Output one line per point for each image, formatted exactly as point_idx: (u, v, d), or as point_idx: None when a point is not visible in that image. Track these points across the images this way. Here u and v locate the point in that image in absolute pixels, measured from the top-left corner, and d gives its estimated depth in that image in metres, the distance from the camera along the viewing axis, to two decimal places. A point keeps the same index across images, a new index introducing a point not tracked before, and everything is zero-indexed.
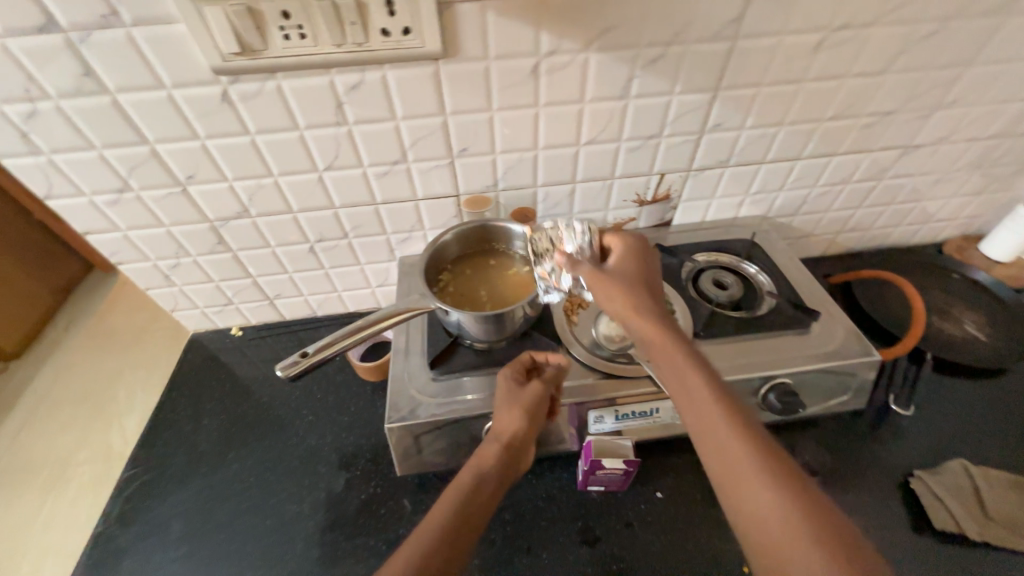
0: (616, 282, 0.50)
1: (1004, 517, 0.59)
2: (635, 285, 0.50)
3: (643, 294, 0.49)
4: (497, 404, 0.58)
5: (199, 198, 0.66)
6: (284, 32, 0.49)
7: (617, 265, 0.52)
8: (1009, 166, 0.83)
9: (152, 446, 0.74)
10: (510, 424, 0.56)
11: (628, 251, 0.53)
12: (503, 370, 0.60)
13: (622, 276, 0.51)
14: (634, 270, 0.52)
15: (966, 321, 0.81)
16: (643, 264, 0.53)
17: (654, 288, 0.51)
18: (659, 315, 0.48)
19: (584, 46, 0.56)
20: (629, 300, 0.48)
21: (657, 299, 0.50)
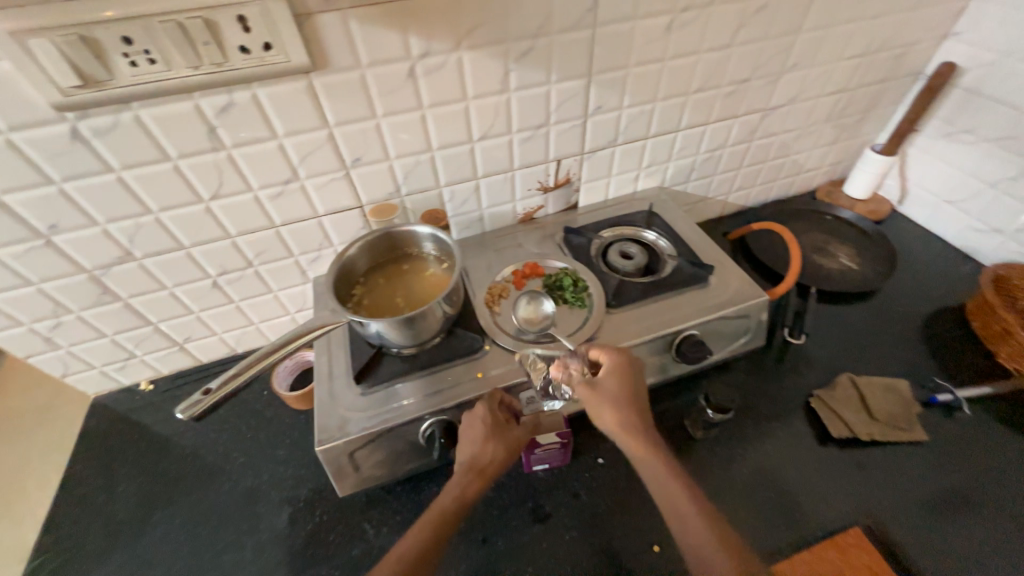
0: (605, 399, 0.56)
1: (884, 416, 0.69)
2: (626, 403, 0.56)
3: (632, 411, 0.55)
4: (474, 438, 0.57)
5: (70, 248, 0.60)
6: (129, 58, 0.47)
7: (608, 380, 0.57)
8: (851, 117, 0.95)
9: (59, 528, 0.67)
10: (488, 463, 0.56)
11: (618, 363, 0.58)
12: (479, 403, 0.59)
13: (612, 391, 0.56)
14: (625, 383, 0.57)
15: (841, 255, 0.93)
16: (633, 376, 0.58)
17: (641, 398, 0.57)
18: (643, 426, 0.55)
19: (454, 46, 0.59)
20: (617, 416, 0.55)
21: (642, 407, 0.56)
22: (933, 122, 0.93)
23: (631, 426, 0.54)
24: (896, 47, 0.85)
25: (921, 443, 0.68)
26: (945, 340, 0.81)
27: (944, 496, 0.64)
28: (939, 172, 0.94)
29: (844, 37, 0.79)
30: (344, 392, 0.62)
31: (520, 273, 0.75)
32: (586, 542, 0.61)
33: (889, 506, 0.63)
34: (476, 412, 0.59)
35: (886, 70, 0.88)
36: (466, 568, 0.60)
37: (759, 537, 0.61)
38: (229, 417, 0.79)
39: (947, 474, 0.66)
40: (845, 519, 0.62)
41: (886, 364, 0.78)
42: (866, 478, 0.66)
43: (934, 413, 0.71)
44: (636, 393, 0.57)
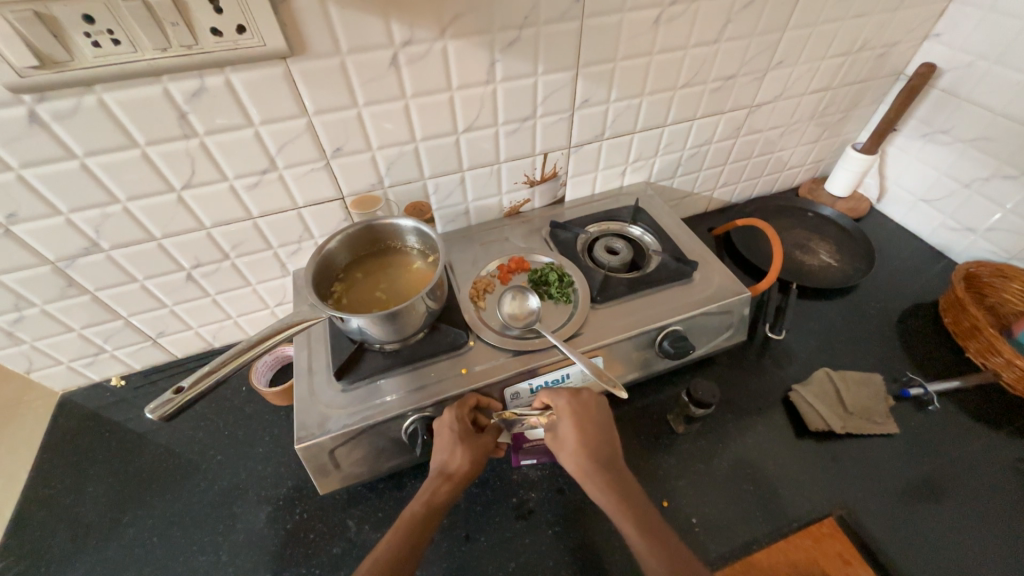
0: (564, 451, 0.58)
1: (860, 410, 0.71)
2: (582, 448, 0.57)
3: (588, 455, 0.57)
4: (443, 445, 0.57)
5: (32, 239, 0.57)
6: (91, 38, 0.44)
7: (563, 426, 0.58)
8: (835, 115, 0.96)
9: (24, 529, 0.64)
10: (456, 468, 0.57)
11: (569, 409, 0.58)
12: (449, 409, 0.59)
13: (568, 439, 0.58)
14: (579, 427, 0.58)
15: (822, 252, 0.94)
16: (589, 418, 0.58)
17: (602, 436, 0.58)
18: (599, 467, 0.56)
19: (439, 34, 0.57)
20: (576, 466, 0.57)
21: (601, 447, 0.57)
22: (912, 122, 0.95)
23: (588, 471, 0.56)
24: (879, 47, 0.86)
25: (893, 436, 0.70)
26: (918, 336, 0.83)
27: (914, 487, 0.66)
28: (916, 171, 0.96)
29: (829, 36, 0.79)
30: (324, 389, 0.61)
31: (505, 268, 0.74)
32: (568, 537, 0.62)
33: (862, 497, 0.65)
34: (444, 418, 0.59)
35: (869, 69, 0.89)
36: (449, 565, 0.59)
37: (738, 528, 0.63)
38: (206, 413, 0.77)
39: (917, 465, 0.68)
40: (821, 509, 0.64)
41: (862, 359, 0.80)
42: (841, 470, 0.67)
43: (905, 407, 0.74)
44: (593, 438, 0.57)
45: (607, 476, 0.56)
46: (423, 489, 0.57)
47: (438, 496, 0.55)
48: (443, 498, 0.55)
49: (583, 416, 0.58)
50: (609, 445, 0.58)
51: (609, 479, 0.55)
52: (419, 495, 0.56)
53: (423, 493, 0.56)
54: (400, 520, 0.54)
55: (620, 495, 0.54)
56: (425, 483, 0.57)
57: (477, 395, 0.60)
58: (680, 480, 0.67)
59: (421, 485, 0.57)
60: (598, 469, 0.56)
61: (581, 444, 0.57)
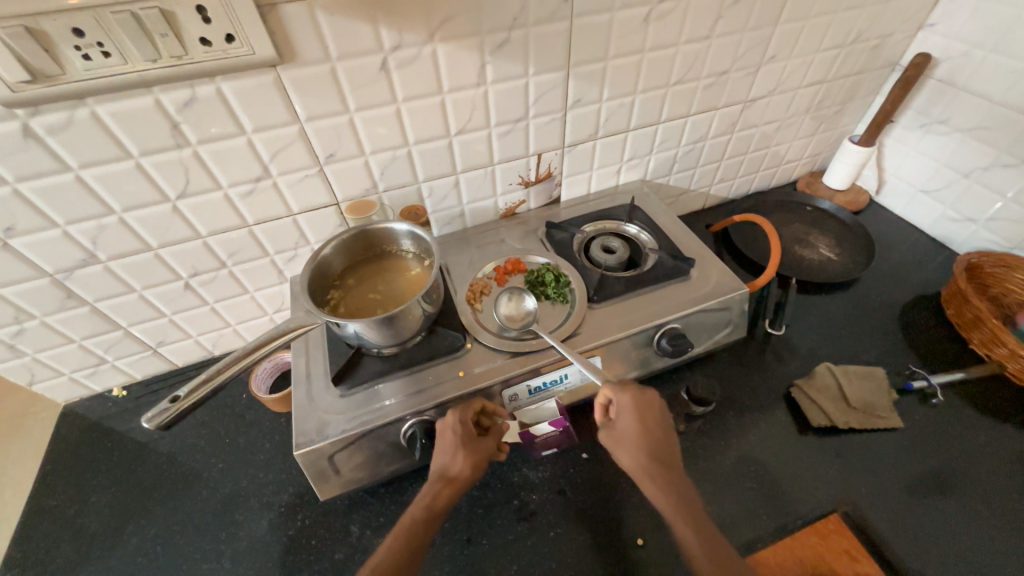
0: (622, 444, 0.56)
1: (862, 404, 0.70)
2: (643, 444, 0.55)
3: (647, 453, 0.55)
4: (446, 449, 0.57)
5: (30, 252, 0.58)
6: (81, 51, 0.44)
7: (627, 421, 0.56)
8: (831, 108, 0.95)
9: (29, 541, 0.64)
10: (457, 472, 0.56)
11: (633, 406, 0.56)
12: (452, 412, 0.59)
13: (630, 434, 0.56)
14: (642, 425, 0.56)
15: (821, 246, 0.94)
16: (651, 415, 0.57)
17: (661, 434, 0.57)
18: (659, 464, 0.55)
19: (428, 37, 0.57)
20: (635, 462, 0.56)
21: (660, 445, 0.56)
22: (908, 113, 0.94)
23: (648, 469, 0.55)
24: (873, 39, 0.85)
25: (896, 430, 0.70)
26: (919, 328, 0.82)
27: (919, 480, 0.65)
28: (915, 162, 0.96)
29: (821, 29, 0.79)
30: (323, 395, 0.61)
31: (502, 269, 0.74)
32: (570, 538, 0.61)
33: (866, 492, 0.64)
34: (447, 420, 0.58)
35: (864, 61, 0.89)
36: (451, 569, 0.59)
37: (741, 527, 0.62)
38: (207, 421, 0.77)
39: (923, 459, 0.67)
40: (825, 506, 0.64)
41: (863, 352, 0.79)
42: (845, 466, 0.67)
43: (908, 400, 0.73)
44: (654, 437, 0.56)
45: (664, 477, 0.54)
46: (424, 494, 0.56)
47: (439, 500, 0.55)
48: (444, 503, 0.55)
49: (647, 411, 0.57)
50: (669, 447, 0.56)
51: (667, 479, 0.54)
52: (420, 500, 0.56)
53: (424, 498, 0.56)
54: (401, 525, 0.54)
55: (678, 502, 0.53)
56: (427, 488, 0.57)
57: (479, 398, 0.60)
58: None
59: (422, 491, 0.57)
60: (657, 468, 0.54)
61: (643, 443, 0.55)
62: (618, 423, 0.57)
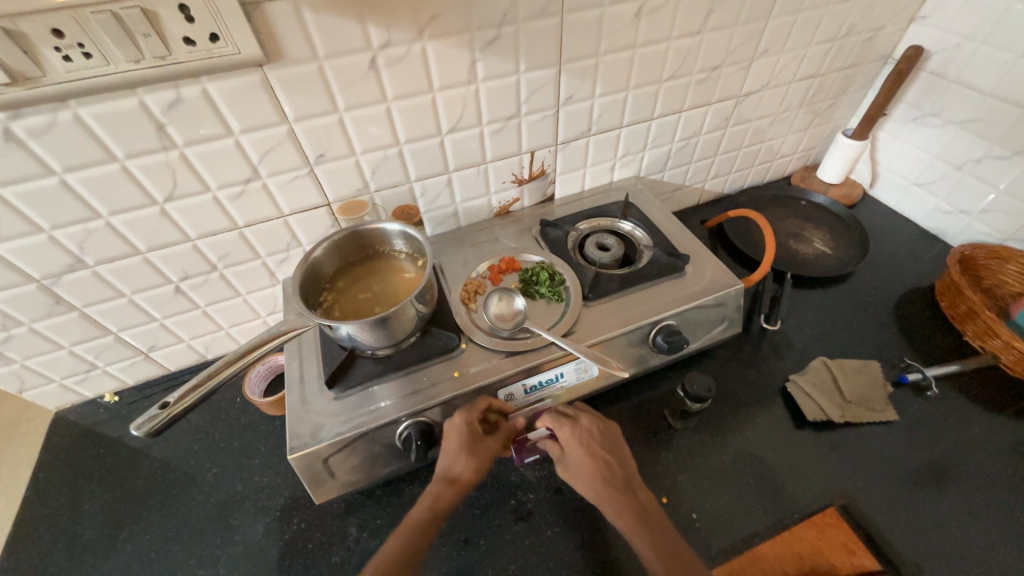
0: (574, 476, 0.58)
1: (857, 398, 0.70)
2: (593, 472, 0.57)
3: (600, 479, 0.57)
4: (451, 448, 0.58)
5: (16, 258, 0.57)
6: (61, 53, 0.44)
7: (574, 454, 0.59)
8: (825, 101, 0.95)
9: (21, 550, 0.64)
10: (461, 473, 0.57)
11: (576, 436, 0.60)
12: (458, 413, 0.59)
13: (578, 465, 0.58)
14: (590, 452, 0.59)
15: (816, 240, 0.94)
16: (598, 443, 0.60)
17: (612, 459, 0.59)
18: (613, 487, 0.56)
19: (417, 35, 0.56)
20: (589, 489, 0.57)
21: (611, 470, 0.58)
22: (902, 106, 0.94)
23: (603, 495, 0.56)
24: (865, 31, 0.85)
25: (893, 423, 0.70)
26: (914, 321, 0.82)
27: (914, 472, 0.65)
28: (909, 155, 0.96)
29: (813, 22, 0.79)
30: (316, 397, 0.61)
31: (496, 268, 0.73)
32: (568, 537, 0.61)
33: (864, 486, 0.65)
34: (454, 421, 0.59)
35: (856, 55, 0.89)
36: (448, 570, 0.59)
37: (739, 522, 0.62)
38: (201, 426, 0.76)
39: (918, 451, 0.67)
40: (822, 499, 0.64)
41: (858, 346, 0.79)
42: (842, 460, 0.67)
43: (904, 392, 0.73)
44: (602, 462, 0.58)
45: (619, 498, 0.56)
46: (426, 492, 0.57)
47: (441, 499, 0.56)
48: (446, 502, 0.56)
49: (592, 438, 0.60)
50: (622, 470, 0.58)
51: (624, 501, 0.55)
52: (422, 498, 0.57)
53: (427, 496, 0.57)
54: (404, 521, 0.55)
55: (637, 522, 0.54)
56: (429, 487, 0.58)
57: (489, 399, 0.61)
58: (680, 475, 0.66)
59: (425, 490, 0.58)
60: (613, 492, 0.56)
61: (592, 470, 0.58)
62: (567, 458, 0.60)
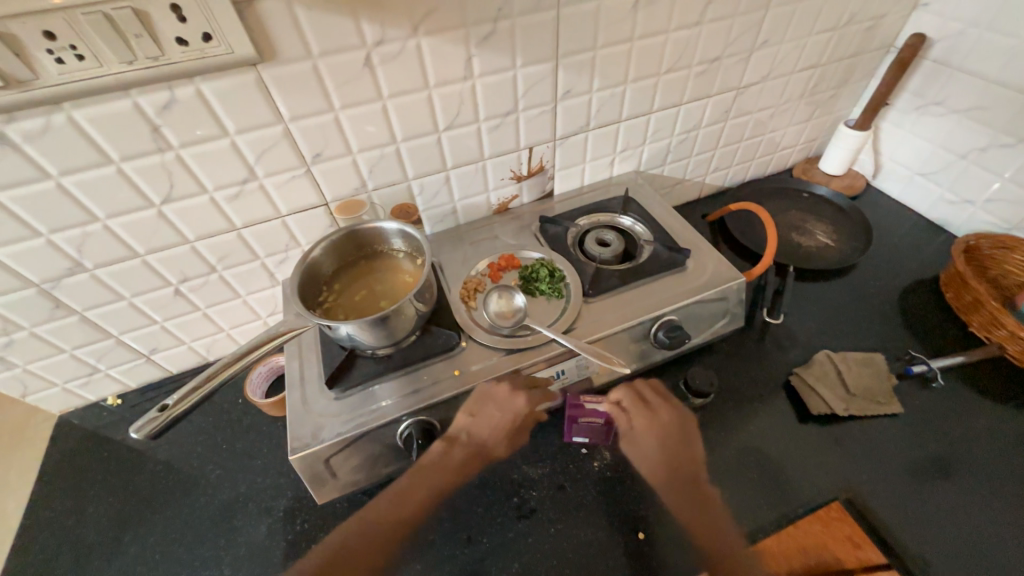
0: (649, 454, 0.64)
1: (862, 390, 0.70)
2: (663, 455, 0.63)
3: (669, 461, 0.63)
4: (499, 424, 0.61)
5: (14, 262, 0.57)
6: (54, 55, 0.43)
7: (647, 437, 0.64)
8: (826, 92, 0.94)
9: (26, 554, 0.64)
10: (493, 451, 0.63)
11: (651, 426, 0.65)
12: (524, 400, 0.62)
13: (649, 446, 0.64)
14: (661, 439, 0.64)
15: (818, 232, 0.93)
16: (672, 434, 0.65)
17: (681, 447, 0.65)
18: (683, 476, 0.62)
19: (411, 31, 0.56)
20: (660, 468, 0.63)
21: (682, 459, 0.64)
22: (904, 95, 0.93)
23: (669, 478, 0.62)
24: (866, 20, 0.84)
25: (898, 416, 0.69)
26: (918, 312, 0.82)
27: (918, 464, 0.65)
28: (910, 145, 0.95)
29: (813, 13, 0.78)
30: (318, 397, 0.61)
31: (496, 266, 0.73)
32: (572, 534, 0.61)
33: (868, 479, 0.64)
34: (517, 403, 0.61)
35: (856, 44, 0.88)
36: (451, 568, 0.59)
37: (742, 517, 0.62)
38: (203, 427, 0.76)
39: (922, 443, 0.67)
40: (827, 494, 0.63)
41: (863, 338, 0.79)
42: (846, 453, 0.66)
43: (909, 384, 0.73)
44: (676, 450, 0.64)
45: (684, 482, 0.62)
46: (451, 448, 0.60)
47: (468, 464, 0.62)
48: (470, 462, 0.62)
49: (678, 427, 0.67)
50: (688, 459, 0.64)
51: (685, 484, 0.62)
52: (445, 457, 0.60)
53: (454, 454, 0.61)
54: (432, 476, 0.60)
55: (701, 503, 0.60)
56: (454, 448, 0.61)
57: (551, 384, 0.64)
58: None
59: (446, 445, 0.60)
60: (677, 476, 0.62)
61: (664, 456, 0.63)
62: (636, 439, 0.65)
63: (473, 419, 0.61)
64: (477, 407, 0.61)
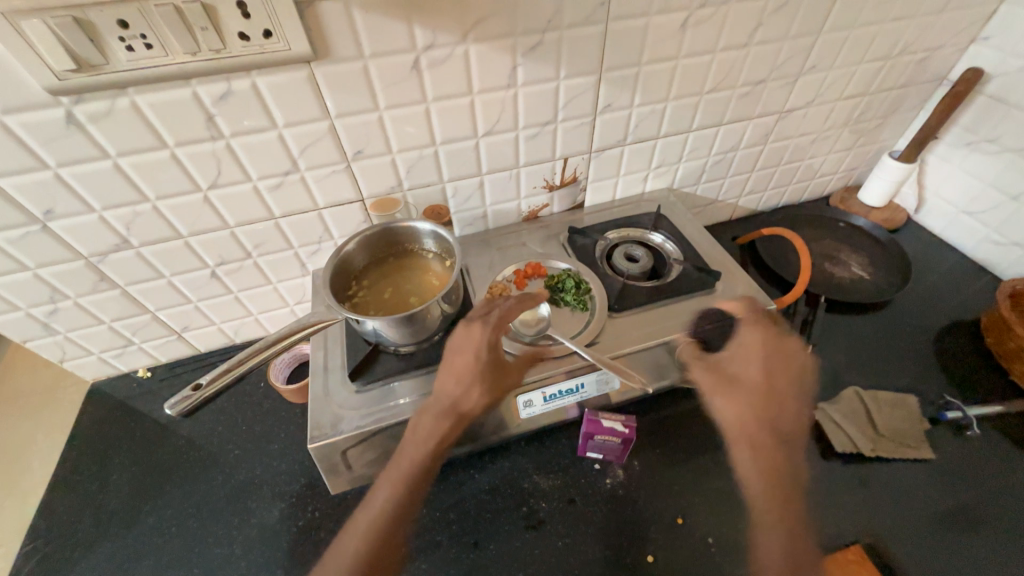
0: (739, 387, 0.59)
1: (891, 432, 0.67)
2: (755, 389, 0.58)
3: (756, 397, 0.58)
4: (463, 373, 0.57)
5: (68, 235, 0.60)
6: (125, 42, 0.45)
7: (751, 365, 0.60)
8: (872, 121, 0.92)
9: (51, 514, 0.67)
10: (472, 402, 0.56)
11: (760, 354, 0.61)
12: (478, 335, 0.58)
13: (747, 375, 0.60)
14: (767, 371, 0.60)
15: (853, 264, 0.90)
16: (777, 374, 0.60)
17: (781, 388, 0.59)
18: (767, 440, 0.56)
19: (461, 38, 0.57)
20: (754, 404, 0.58)
21: (776, 405, 0.58)
22: (954, 129, 0.90)
23: (758, 410, 0.57)
24: (920, 51, 0.82)
25: (927, 461, 0.67)
26: (955, 355, 0.78)
27: (946, 513, 0.62)
28: (958, 181, 0.91)
29: (865, 41, 0.76)
30: (338, 389, 0.62)
31: (521, 273, 0.73)
32: (578, 550, 0.60)
33: (892, 525, 0.62)
34: (471, 341, 0.58)
35: (908, 74, 0.85)
36: (456, 571, 0.59)
37: (755, 551, 0.60)
38: (225, 408, 0.78)
39: (951, 492, 0.64)
40: (846, 535, 0.61)
41: (894, 378, 0.76)
42: (869, 495, 0.64)
43: (941, 429, 0.70)
44: (771, 388, 0.59)
45: (768, 422, 0.57)
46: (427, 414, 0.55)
47: (447, 427, 0.55)
48: (451, 426, 0.55)
49: (767, 375, 0.59)
50: (779, 403, 0.58)
51: (767, 425, 0.57)
52: (421, 427, 0.55)
53: (430, 419, 0.55)
54: (413, 447, 0.54)
55: (775, 448, 0.55)
56: (428, 413, 0.56)
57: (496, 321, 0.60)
58: (696, 496, 0.65)
59: (418, 414, 0.56)
60: (764, 411, 0.57)
61: (760, 390, 0.59)
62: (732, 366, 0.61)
63: (440, 374, 0.57)
64: (443, 362, 0.58)
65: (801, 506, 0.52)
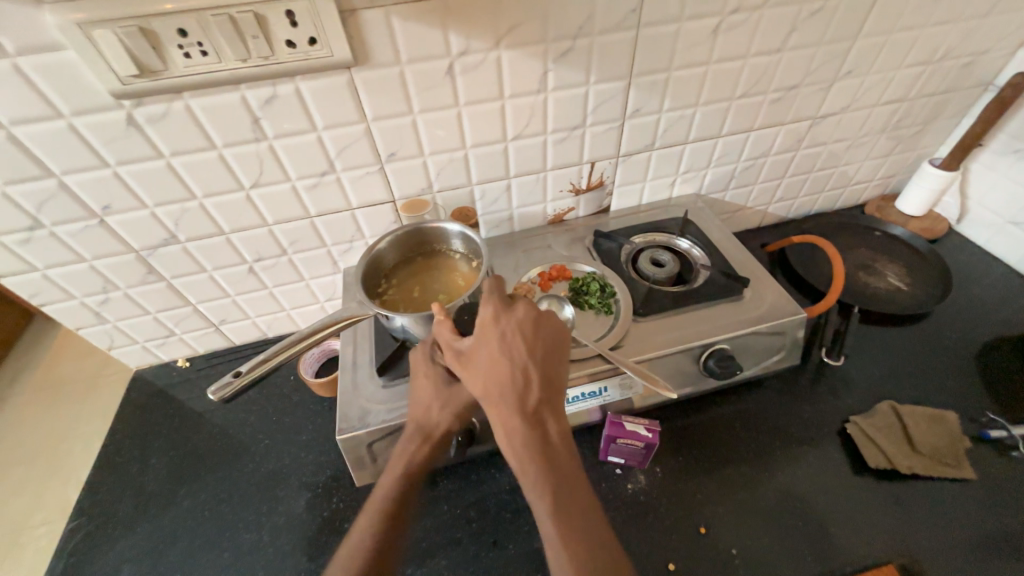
0: (480, 364, 0.48)
1: (929, 449, 0.65)
2: (497, 365, 0.47)
3: (508, 375, 0.47)
4: (431, 391, 0.56)
5: (121, 230, 0.64)
6: (183, 50, 0.49)
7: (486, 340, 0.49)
8: (911, 128, 0.89)
9: (95, 493, 0.70)
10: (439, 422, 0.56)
11: (495, 328, 0.49)
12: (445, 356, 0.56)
13: (477, 356, 0.49)
14: (501, 348, 0.48)
15: (890, 274, 0.87)
16: (524, 346, 0.48)
17: (516, 366, 0.47)
18: (511, 418, 0.46)
19: (494, 44, 0.58)
20: (484, 387, 0.48)
21: (508, 388, 0.47)
22: (1000, 136, 0.86)
23: (491, 395, 0.47)
24: (965, 56, 0.79)
25: (967, 481, 0.64)
26: (999, 372, 0.75)
27: (988, 537, 0.59)
28: (1005, 191, 0.88)
29: (905, 45, 0.74)
30: (366, 384, 0.63)
31: (546, 275, 0.74)
32: None
33: (929, 546, 0.59)
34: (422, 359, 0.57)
35: (951, 79, 0.82)
36: (475, 569, 0.59)
37: (781, 565, 0.58)
38: (256, 399, 0.81)
39: (994, 515, 0.61)
40: (879, 554, 0.59)
41: (932, 393, 0.73)
42: (904, 514, 0.62)
43: (983, 449, 0.67)
44: (516, 368, 0.47)
45: (511, 403, 0.46)
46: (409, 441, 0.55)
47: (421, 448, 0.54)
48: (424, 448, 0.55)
49: (515, 349, 0.48)
50: (513, 386, 0.47)
51: (522, 405, 0.46)
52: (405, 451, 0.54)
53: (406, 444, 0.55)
54: (392, 469, 0.54)
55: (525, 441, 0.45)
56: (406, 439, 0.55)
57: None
58: (720, 506, 0.64)
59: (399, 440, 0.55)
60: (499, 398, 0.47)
61: (488, 371, 0.48)
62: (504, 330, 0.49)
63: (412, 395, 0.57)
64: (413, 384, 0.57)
65: (590, 517, 0.43)
